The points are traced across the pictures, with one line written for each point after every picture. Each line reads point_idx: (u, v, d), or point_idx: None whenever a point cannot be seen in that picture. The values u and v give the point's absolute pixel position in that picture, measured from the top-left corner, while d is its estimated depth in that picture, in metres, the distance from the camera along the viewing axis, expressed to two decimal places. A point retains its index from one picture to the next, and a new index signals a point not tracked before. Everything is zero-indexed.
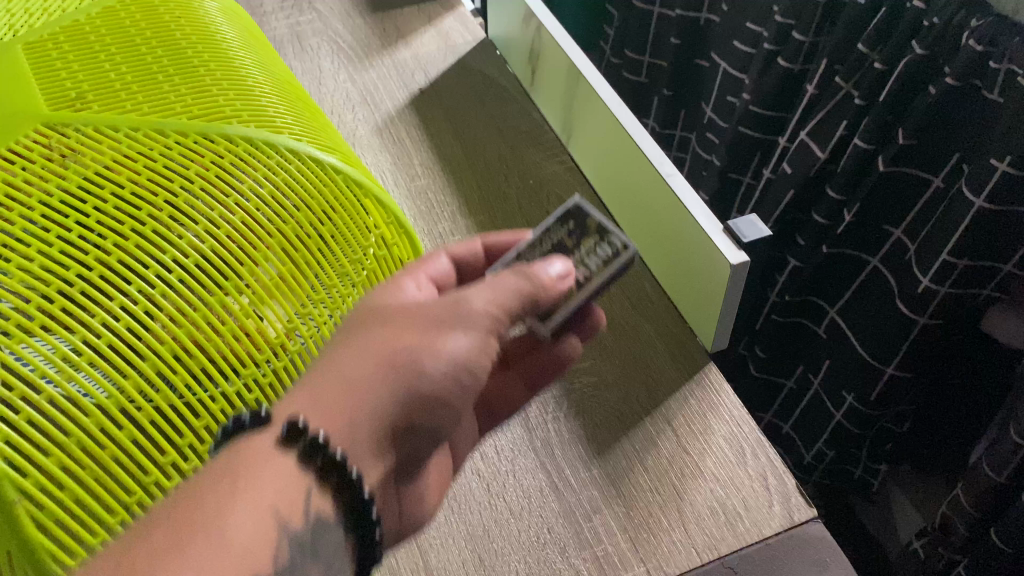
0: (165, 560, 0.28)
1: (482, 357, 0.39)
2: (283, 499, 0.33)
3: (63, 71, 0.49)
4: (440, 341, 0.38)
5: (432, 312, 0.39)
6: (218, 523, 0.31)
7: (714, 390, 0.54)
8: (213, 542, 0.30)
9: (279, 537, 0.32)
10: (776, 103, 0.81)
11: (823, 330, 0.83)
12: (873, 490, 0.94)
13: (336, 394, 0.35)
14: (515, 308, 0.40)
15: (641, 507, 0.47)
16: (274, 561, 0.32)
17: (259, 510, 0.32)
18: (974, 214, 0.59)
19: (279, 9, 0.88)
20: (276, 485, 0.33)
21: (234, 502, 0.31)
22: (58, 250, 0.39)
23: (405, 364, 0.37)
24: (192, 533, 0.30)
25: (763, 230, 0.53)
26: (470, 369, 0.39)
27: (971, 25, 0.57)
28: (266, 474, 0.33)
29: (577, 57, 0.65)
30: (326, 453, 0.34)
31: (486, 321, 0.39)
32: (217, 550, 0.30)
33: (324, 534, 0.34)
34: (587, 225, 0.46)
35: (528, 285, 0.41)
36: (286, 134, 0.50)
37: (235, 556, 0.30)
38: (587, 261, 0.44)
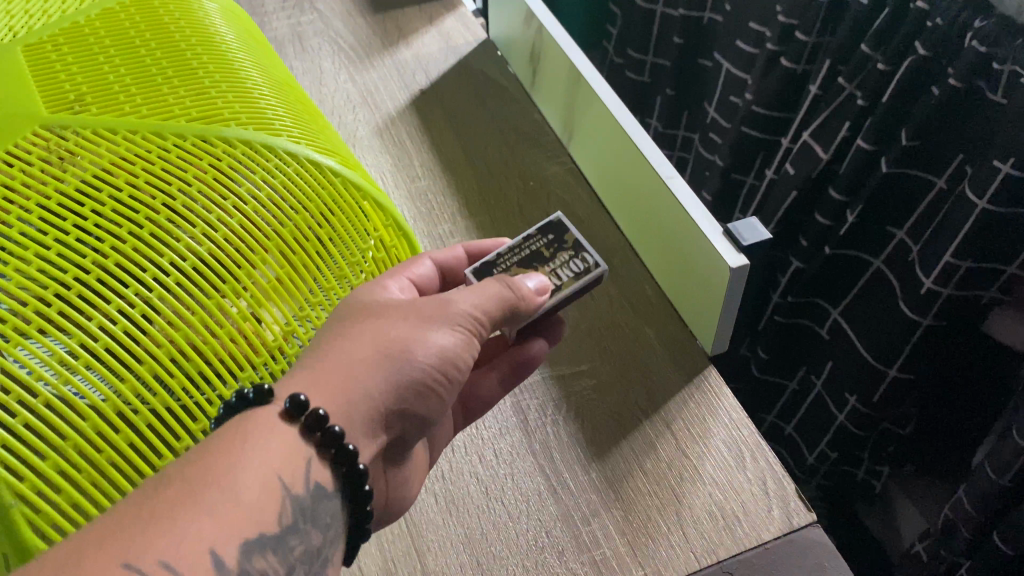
0: (179, 520, 0.30)
1: (469, 351, 0.41)
2: (287, 466, 0.35)
3: (62, 73, 0.49)
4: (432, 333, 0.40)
5: (423, 307, 0.41)
6: (229, 485, 0.32)
7: (714, 393, 0.53)
8: (224, 502, 0.31)
9: (284, 500, 0.34)
10: (778, 104, 0.81)
11: (825, 331, 0.83)
12: (875, 492, 0.94)
13: (337, 377, 0.37)
14: (498, 313, 0.42)
15: (640, 510, 0.47)
16: (279, 520, 0.33)
17: (266, 474, 0.34)
18: (976, 216, 0.59)
19: (280, 9, 0.88)
20: (282, 452, 0.35)
21: (243, 466, 0.33)
22: (56, 254, 0.39)
23: (400, 353, 0.38)
24: (206, 492, 0.31)
25: (763, 234, 0.52)
26: (460, 358, 0.41)
27: (975, 25, 0.57)
28: (274, 443, 0.35)
29: (578, 59, 0.65)
30: (327, 427, 0.36)
31: (472, 322, 0.41)
32: (227, 510, 0.31)
33: (323, 500, 0.36)
34: (565, 243, 0.48)
35: (513, 295, 0.43)
36: (285, 137, 0.50)
37: (243, 517, 0.32)
38: (562, 272, 0.47)
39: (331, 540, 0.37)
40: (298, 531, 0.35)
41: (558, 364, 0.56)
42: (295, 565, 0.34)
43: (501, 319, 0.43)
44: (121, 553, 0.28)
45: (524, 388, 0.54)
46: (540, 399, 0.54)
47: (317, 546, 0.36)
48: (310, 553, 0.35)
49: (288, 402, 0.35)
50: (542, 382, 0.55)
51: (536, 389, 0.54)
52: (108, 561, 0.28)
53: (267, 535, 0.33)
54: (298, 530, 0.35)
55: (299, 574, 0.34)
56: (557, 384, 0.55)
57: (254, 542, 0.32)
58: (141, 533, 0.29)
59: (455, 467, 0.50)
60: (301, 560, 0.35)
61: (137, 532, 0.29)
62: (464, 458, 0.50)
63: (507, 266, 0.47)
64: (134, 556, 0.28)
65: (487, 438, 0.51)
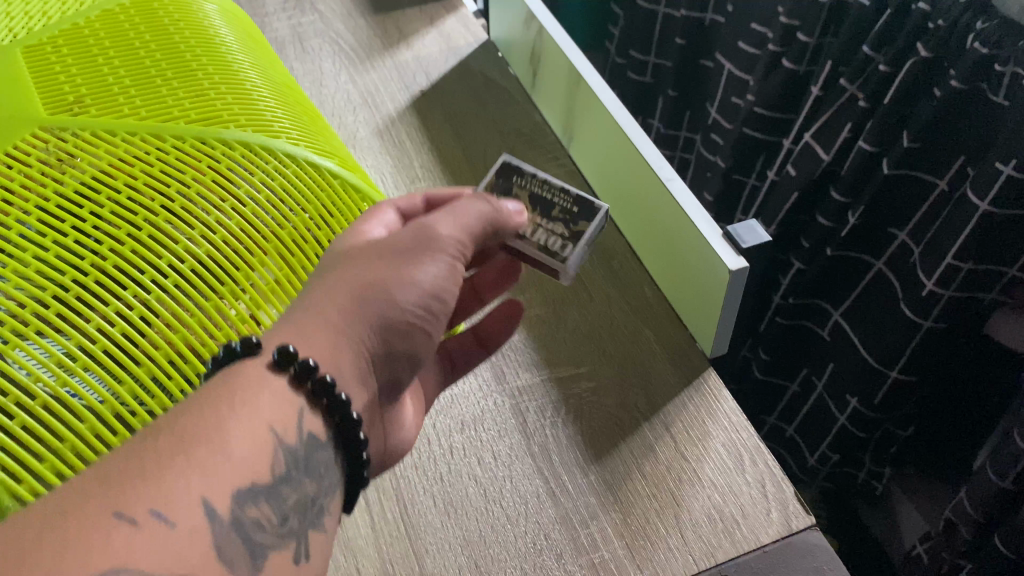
0: (171, 472, 0.30)
1: (452, 286, 0.43)
2: (278, 417, 0.35)
3: (61, 75, 0.49)
4: (413, 274, 0.41)
5: (404, 245, 0.42)
6: (220, 438, 0.33)
7: (713, 396, 0.53)
8: (215, 453, 0.32)
9: (274, 451, 0.35)
10: (780, 105, 0.81)
11: (826, 332, 0.83)
12: (876, 493, 0.94)
13: (324, 330, 0.38)
14: (478, 230, 0.45)
15: (638, 513, 0.47)
16: (271, 471, 0.34)
17: (256, 427, 0.34)
18: (978, 218, 0.59)
19: (281, 10, 0.88)
20: (272, 403, 0.36)
21: (233, 419, 0.34)
22: (55, 255, 0.39)
23: (381, 299, 0.40)
24: (197, 444, 0.32)
25: (763, 236, 0.53)
26: (442, 295, 0.43)
27: (977, 27, 0.57)
28: (263, 394, 0.35)
29: (579, 61, 0.65)
30: (316, 376, 0.37)
31: (452, 250, 0.43)
32: (218, 461, 0.32)
33: (316, 450, 0.37)
34: (579, 220, 0.50)
35: (492, 210, 0.46)
36: (284, 139, 0.50)
37: (235, 468, 0.32)
38: (554, 245, 0.49)
39: (327, 487, 0.37)
40: (293, 482, 0.35)
41: (557, 366, 0.56)
42: (291, 513, 0.35)
43: (482, 237, 0.45)
44: (113, 502, 0.28)
45: (523, 391, 0.54)
46: (539, 401, 0.54)
47: (312, 495, 0.36)
48: (305, 503, 0.36)
49: (276, 353, 0.36)
50: (541, 384, 0.55)
51: (534, 392, 0.54)
52: (101, 509, 0.28)
53: (260, 487, 0.33)
54: (292, 480, 0.35)
55: (293, 523, 0.35)
56: (556, 386, 0.55)
57: (246, 494, 0.32)
58: (133, 482, 0.29)
59: (453, 469, 0.50)
60: (295, 509, 0.35)
61: (128, 482, 0.29)
62: (462, 460, 0.50)
63: (521, 189, 0.52)
64: (126, 505, 0.28)
65: (485, 440, 0.51)
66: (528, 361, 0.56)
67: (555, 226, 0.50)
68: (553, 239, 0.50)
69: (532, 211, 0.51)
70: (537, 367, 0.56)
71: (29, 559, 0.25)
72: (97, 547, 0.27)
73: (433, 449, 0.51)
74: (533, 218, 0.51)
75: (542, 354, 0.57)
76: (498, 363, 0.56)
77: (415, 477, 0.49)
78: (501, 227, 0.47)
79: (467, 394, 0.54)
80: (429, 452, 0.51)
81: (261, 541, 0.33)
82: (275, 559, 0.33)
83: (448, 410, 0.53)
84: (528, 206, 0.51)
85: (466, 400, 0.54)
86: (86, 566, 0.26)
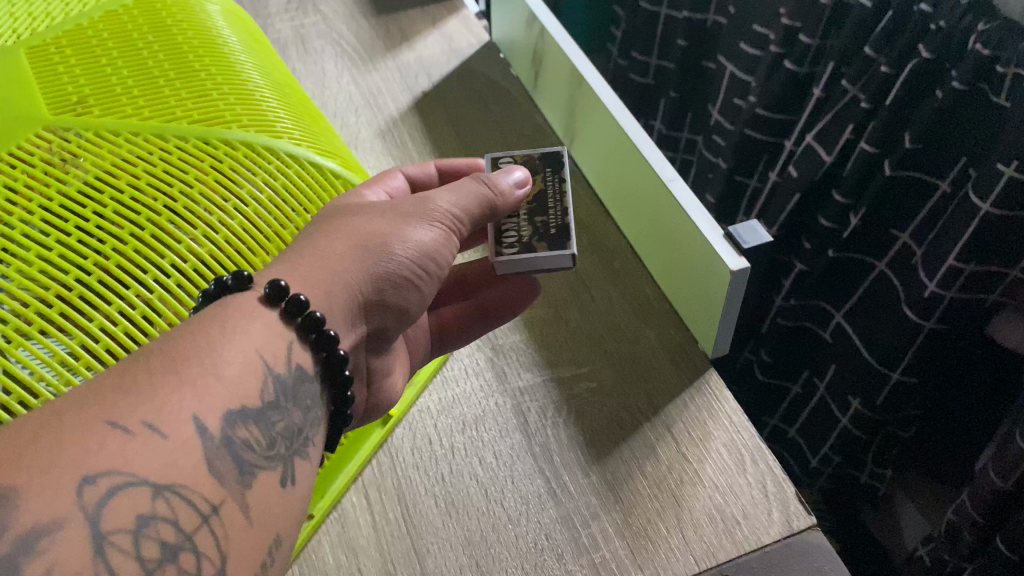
0: (164, 388, 0.32)
1: (444, 250, 0.46)
2: (268, 347, 0.37)
3: (65, 76, 0.50)
4: (409, 232, 0.44)
5: (404, 207, 0.45)
6: (212, 361, 0.34)
7: (715, 396, 0.53)
8: (206, 375, 0.34)
9: (264, 375, 0.36)
10: (782, 106, 0.81)
11: (829, 334, 0.83)
12: (879, 494, 0.93)
13: (316, 268, 0.40)
14: (473, 208, 0.46)
15: (640, 513, 0.47)
16: (261, 395, 0.35)
17: (247, 352, 0.36)
18: (980, 219, 0.59)
19: (284, 11, 0.88)
20: (264, 333, 0.37)
21: (225, 345, 0.35)
22: (59, 255, 0.39)
23: (379, 249, 0.43)
24: (189, 364, 0.34)
25: (764, 236, 0.53)
26: (435, 255, 0.45)
27: (979, 28, 0.56)
28: (255, 323, 0.37)
29: (581, 62, 0.65)
30: (305, 311, 0.38)
31: (449, 217, 0.45)
32: (209, 381, 0.34)
33: (303, 382, 0.38)
34: (549, 235, 0.49)
35: (490, 194, 0.47)
36: (286, 139, 0.51)
37: (226, 388, 0.34)
38: (508, 247, 0.49)
39: (313, 420, 0.39)
40: (281, 408, 0.36)
41: (558, 366, 0.56)
42: (278, 439, 0.36)
43: (479, 216, 0.47)
44: (107, 412, 0.30)
45: (524, 391, 0.54)
46: (540, 402, 0.54)
47: (298, 425, 0.37)
48: (292, 431, 0.37)
49: (266, 287, 0.38)
50: (543, 385, 0.55)
51: (536, 392, 0.54)
52: (96, 418, 0.30)
53: (249, 410, 0.35)
54: (280, 407, 0.36)
55: (281, 448, 0.36)
56: (558, 387, 0.55)
57: (237, 414, 0.34)
58: (127, 395, 0.31)
59: (455, 469, 0.50)
60: (283, 436, 0.36)
61: (123, 394, 0.31)
62: (463, 460, 0.50)
63: (539, 176, 0.52)
64: (119, 415, 0.30)
65: (486, 439, 0.51)
66: (529, 361, 0.56)
67: (527, 229, 0.49)
68: (513, 238, 0.49)
69: (528, 202, 0.50)
70: (538, 366, 0.56)
71: (26, 456, 0.28)
72: (90, 450, 0.29)
73: (435, 449, 0.51)
74: (522, 212, 0.50)
75: (543, 354, 0.57)
76: (499, 363, 0.56)
77: (416, 477, 0.50)
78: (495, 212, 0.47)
79: (468, 394, 0.54)
80: (431, 452, 0.51)
81: (251, 460, 0.34)
82: (265, 477, 0.34)
83: (449, 410, 0.53)
84: (533, 198, 0.51)
85: (467, 400, 0.54)
86: (80, 465, 0.28)
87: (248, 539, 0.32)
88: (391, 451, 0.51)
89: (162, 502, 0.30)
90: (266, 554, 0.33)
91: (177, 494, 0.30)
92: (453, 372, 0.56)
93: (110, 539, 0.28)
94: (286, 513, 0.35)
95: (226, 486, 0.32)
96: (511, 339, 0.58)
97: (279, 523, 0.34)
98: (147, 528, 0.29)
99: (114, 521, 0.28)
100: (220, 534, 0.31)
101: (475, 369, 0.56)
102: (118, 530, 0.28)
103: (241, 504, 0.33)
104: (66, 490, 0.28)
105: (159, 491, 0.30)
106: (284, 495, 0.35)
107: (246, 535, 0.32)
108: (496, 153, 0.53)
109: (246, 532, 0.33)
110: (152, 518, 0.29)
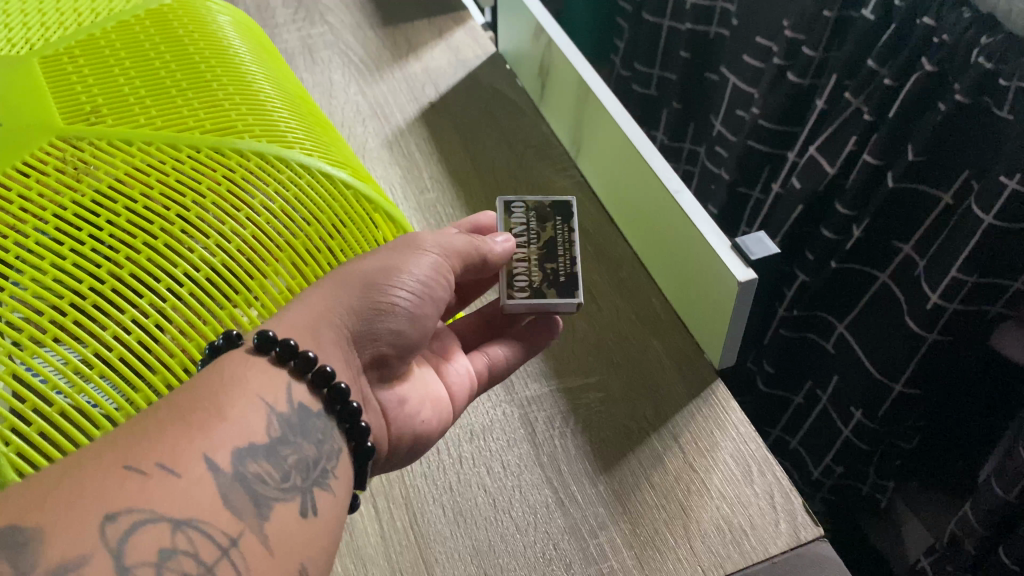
0: (172, 432, 0.32)
1: (440, 285, 0.46)
2: (267, 388, 0.37)
3: (78, 86, 0.50)
4: (404, 264, 0.45)
5: (394, 245, 0.47)
6: (215, 406, 0.35)
7: (722, 407, 0.54)
8: (210, 418, 0.34)
9: (267, 414, 0.36)
10: (785, 118, 0.81)
11: (831, 344, 0.83)
12: (880, 505, 0.93)
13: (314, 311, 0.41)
14: (461, 249, 0.48)
15: (648, 523, 0.47)
16: (267, 432, 0.36)
17: (248, 396, 0.36)
18: (983, 231, 0.59)
19: (291, 21, 0.89)
20: (261, 377, 0.37)
21: (226, 391, 0.36)
22: (72, 263, 0.40)
23: (373, 284, 0.43)
24: (193, 411, 0.34)
25: (771, 248, 0.53)
26: (434, 286, 0.46)
27: (981, 42, 0.57)
28: (251, 369, 0.37)
29: (588, 74, 0.66)
30: (298, 353, 0.38)
31: (437, 249, 0.47)
32: (214, 423, 0.34)
33: (309, 416, 0.38)
34: (558, 283, 0.50)
35: (473, 239, 0.48)
36: (298, 149, 0.51)
37: (233, 428, 0.34)
38: (520, 291, 0.49)
39: (329, 452, 0.38)
40: (290, 443, 0.36)
41: (566, 376, 0.56)
42: (291, 471, 0.36)
43: (467, 258, 0.48)
44: (122, 456, 0.31)
45: (532, 401, 0.54)
46: (548, 412, 0.54)
47: (313, 458, 0.37)
48: (307, 464, 0.37)
49: (255, 337, 0.38)
50: (550, 395, 0.55)
51: (543, 402, 0.54)
52: (112, 462, 0.30)
53: (258, 446, 0.35)
54: (289, 442, 0.36)
55: (296, 479, 0.35)
56: (565, 396, 0.55)
57: (245, 450, 0.34)
58: (139, 440, 0.31)
59: (463, 479, 0.50)
60: (296, 467, 0.36)
61: (135, 440, 0.31)
62: (471, 470, 0.50)
63: (549, 224, 0.53)
64: (134, 459, 0.31)
65: (494, 450, 0.51)
66: (537, 372, 0.56)
67: (537, 275, 0.50)
68: (524, 280, 0.50)
69: (540, 249, 0.51)
70: (546, 377, 0.56)
71: (50, 499, 0.28)
72: (109, 490, 0.29)
73: (443, 459, 0.51)
74: (532, 257, 0.51)
75: (552, 364, 0.57)
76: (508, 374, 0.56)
77: (424, 486, 0.50)
78: (487, 261, 0.49)
79: (476, 404, 0.54)
80: (438, 462, 0.51)
81: (264, 492, 0.34)
82: (281, 507, 0.34)
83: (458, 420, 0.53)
84: (545, 245, 0.52)
85: (476, 409, 0.54)
86: (101, 504, 0.29)
87: (271, 569, 0.32)
88: None
89: (181, 535, 0.30)
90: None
91: (196, 527, 0.30)
92: None
93: (134, 570, 0.28)
94: (312, 544, 0.34)
95: (243, 519, 0.32)
96: None
97: (302, 554, 0.34)
98: (168, 561, 0.29)
99: (137, 554, 0.28)
100: (241, 565, 0.31)
101: None
102: (142, 562, 0.28)
103: (260, 536, 0.32)
104: (90, 528, 0.28)
105: (178, 525, 0.30)
106: (306, 524, 0.34)
107: (269, 566, 0.32)
108: (510, 197, 0.54)
109: (269, 563, 0.32)
110: (173, 550, 0.29)
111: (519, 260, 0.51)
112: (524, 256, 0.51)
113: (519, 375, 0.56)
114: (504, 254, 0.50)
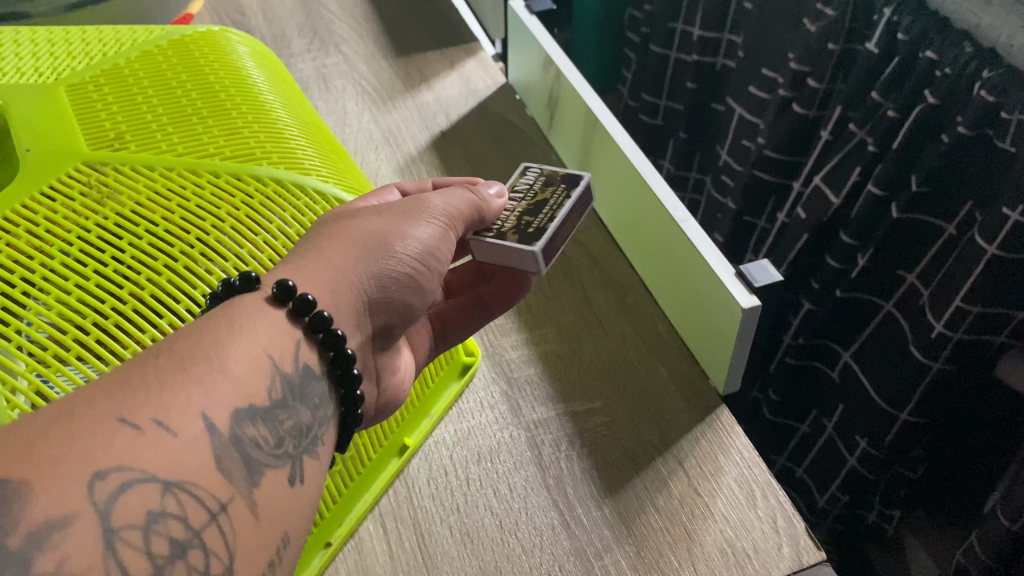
0: (170, 385, 0.32)
1: (444, 249, 0.48)
2: (275, 347, 0.37)
3: (102, 113, 0.52)
4: (408, 229, 0.46)
5: (401, 208, 0.47)
6: (218, 358, 0.35)
7: (726, 431, 0.54)
8: (213, 372, 0.34)
9: (272, 373, 0.37)
10: (793, 148, 0.83)
11: (836, 373, 0.83)
12: (887, 535, 0.93)
13: (322, 271, 0.41)
14: (465, 211, 0.49)
15: (652, 546, 0.48)
16: (268, 393, 0.36)
17: (255, 350, 0.36)
18: (986, 264, 0.60)
19: (306, 51, 0.91)
20: (270, 332, 0.38)
21: (231, 342, 0.36)
22: (95, 283, 0.41)
23: (381, 245, 0.44)
24: (196, 362, 0.34)
25: (774, 276, 0.54)
26: (435, 254, 0.47)
27: (982, 76, 0.58)
28: (262, 322, 0.38)
29: (595, 105, 0.67)
30: (313, 311, 0.39)
31: (443, 216, 0.48)
32: (216, 379, 0.34)
33: (310, 380, 0.39)
34: (526, 232, 0.50)
35: (476, 199, 0.50)
36: (314, 176, 0.52)
37: (233, 386, 0.34)
38: (487, 231, 0.51)
39: (321, 418, 0.39)
40: (287, 408, 0.37)
41: (571, 401, 0.57)
42: (286, 438, 0.36)
43: (470, 217, 0.49)
44: (116, 409, 0.30)
45: (538, 424, 0.55)
46: (554, 434, 0.55)
47: (306, 424, 0.38)
48: (300, 430, 0.37)
49: (274, 287, 0.38)
50: (556, 418, 0.56)
51: (549, 425, 0.55)
52: (104, 415, 0.30)
53: (257, 407, 0.35)
54: (287, 406, 0.37)
55: (289, 446, 0.36)
56: (572, 420, 0.56)
57: (244, 412, 0.34)
58: (134, 394, 0.31)
59: (470, 500, 0.50)
60: (291, 433, 0.37)
61: (130, 391, 0.31)
62: (478, 492, 0.51)
63: (549, 191, 0.53)
64: (128, 412, 0.30)
65: (501, 472, 0.52)
66: (543, 395, 0.57)
67: (511, 223, 0.51)
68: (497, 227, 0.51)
69: (529, 205, 0.53)
70: (551, 400, 0.57)
71: (37, 450, 0.27)
72: (100, 444, 0.29)
73: (451, 480, 0.52)
74: (517, 210, 0.52)
75: (557, 387, 0.58)
76: (514, 396, 0.57)
77: (432, 507, 0.50)
78: (484, 218, 0.50)
79: (482, 426, 0.55)
80: (446, 483, 0.52)
81: (258, 458, 0.34)
82: (271, 475, 0.34)
83: (465, 442, 0.54)
84: (534, 205, 0.52)
85: (482, 431, 0.55)
86: (91, 460, 0.28)
87: (256, 537, 0.32)
88: (407, 480, 0.52)
89: (171, 497, 0.30)
90: (274, 554, 0.33)
91: (185, 490, 0.30)
92: (468, 404, 0.57)
93: (120, 533, 0.27)
94: (294, 514, 0.35)
95: (234, 484, 0.32)
96: (524, 372, 0.59)
97: (285, 523, 0.34)
98: (156, 524, 0.29)
99: (124, 516, 0.28)
100: (228, 531, 0.31)
101: (489, 402, 0.57)
102: (128, 525, 0.28)
103: (249, 503, 0.33)
104: (77, 485, 0.27)
105: (168, 488, 0.30)
106: (292, 493, 0.35)
107: (255, 533, 0.33)
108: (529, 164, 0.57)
109: (254, 529, 0.33)
110: (161, 513, 0.29)
111: (505, 213, 0.52)
112: (506, 215, 0.52)
113: (526, 398, 0.57)
114: (494, 211, 0.51)
